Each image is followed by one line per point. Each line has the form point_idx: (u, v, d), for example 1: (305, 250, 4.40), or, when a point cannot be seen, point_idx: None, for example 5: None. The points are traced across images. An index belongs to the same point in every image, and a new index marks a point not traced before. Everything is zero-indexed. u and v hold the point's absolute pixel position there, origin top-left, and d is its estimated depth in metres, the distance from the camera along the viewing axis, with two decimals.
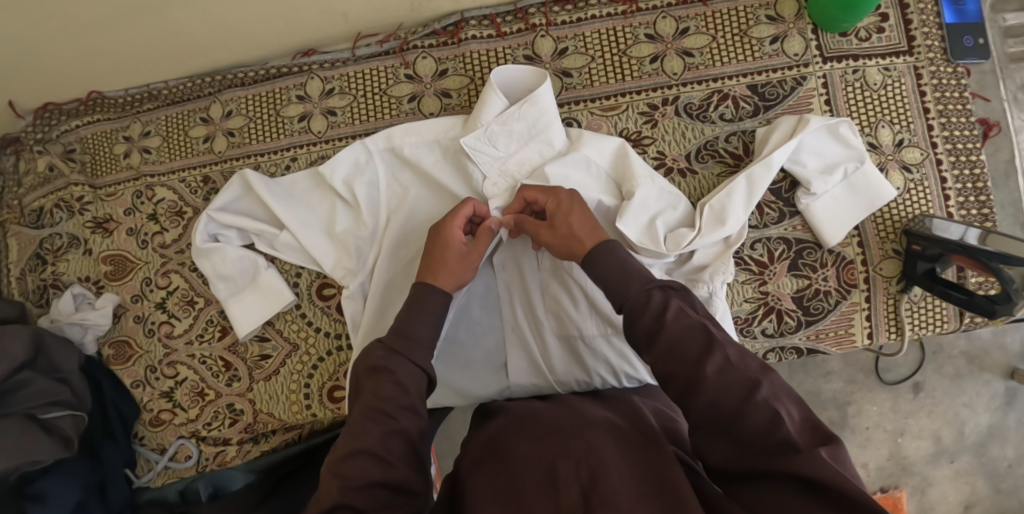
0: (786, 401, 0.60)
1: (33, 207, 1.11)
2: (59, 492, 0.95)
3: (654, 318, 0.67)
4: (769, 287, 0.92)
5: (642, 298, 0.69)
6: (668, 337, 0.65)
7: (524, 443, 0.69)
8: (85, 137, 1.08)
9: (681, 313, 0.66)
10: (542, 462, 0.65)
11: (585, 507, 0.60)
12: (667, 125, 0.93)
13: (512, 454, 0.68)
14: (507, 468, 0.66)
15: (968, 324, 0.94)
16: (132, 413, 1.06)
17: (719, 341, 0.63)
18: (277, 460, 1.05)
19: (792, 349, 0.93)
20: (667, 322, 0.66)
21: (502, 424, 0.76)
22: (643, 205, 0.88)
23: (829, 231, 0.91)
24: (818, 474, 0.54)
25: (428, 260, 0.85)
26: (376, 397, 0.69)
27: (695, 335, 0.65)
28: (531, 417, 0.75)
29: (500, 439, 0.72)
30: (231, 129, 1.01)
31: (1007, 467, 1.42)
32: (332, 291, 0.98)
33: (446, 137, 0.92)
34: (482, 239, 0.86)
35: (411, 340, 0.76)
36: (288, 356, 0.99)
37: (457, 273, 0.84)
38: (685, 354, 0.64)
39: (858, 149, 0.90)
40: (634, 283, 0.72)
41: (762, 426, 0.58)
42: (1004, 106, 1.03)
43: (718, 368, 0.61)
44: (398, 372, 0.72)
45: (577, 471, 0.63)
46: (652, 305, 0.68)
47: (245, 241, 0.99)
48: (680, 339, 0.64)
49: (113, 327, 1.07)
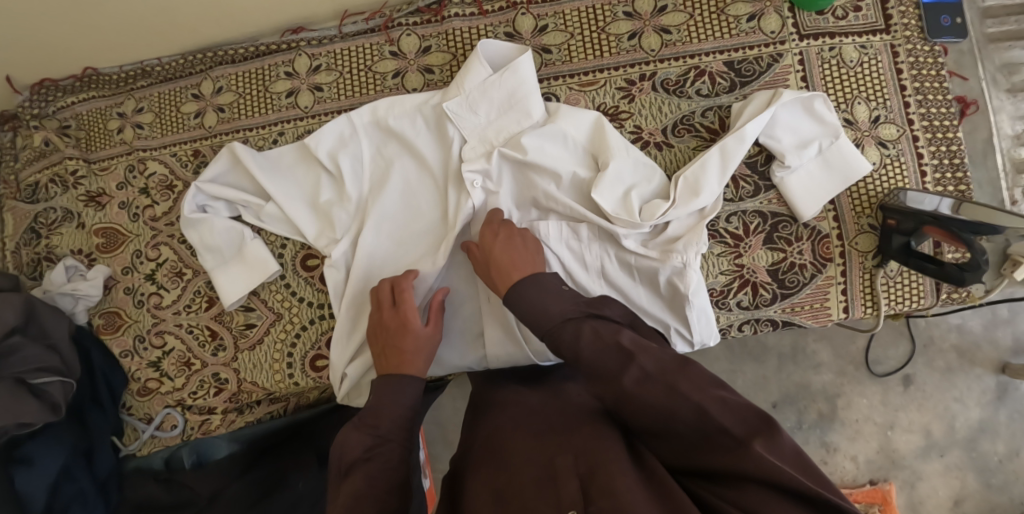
0: (719, 389, 0.62)
1: (30, 182, 1.14)
2: (46, 456, 0.96)
3: (571, 348, 0.69)
4: (744, 260, 0.93)
5: (558, 329, 0.71)
6: (587, 362, 0.67)
7: (519, 437, 0.72)
8: (80, 114, 1.11)
9: (595, 338, 0.68)
10: (538, 459, 0.68)
11: (585, 498, 0.60)
12: (645, 100, 0.95)
13: (504, 450, 0.72)
14: (498, 464, 0.70)
15: (945, 300, 0.95)
16: (121, 383, 1.08)
17: (631, 357, 0.65)
18: (264, 430, 1.08)
19: (767, 321, 0.94)
20: (582, 351, 0.68)
21: (499, 418, 0.79)
22: (618, 176, 0.89)
23: (805, 205, 0.92)
24: (767, 470, 0.56)
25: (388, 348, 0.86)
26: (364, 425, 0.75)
27: (612, 356, 0.66)
28: (522, 410, 0.79)
29: (496, 434, 0.75)
30: (221, 105, 1.04)
31: (999, 463, 1.45)
32: (316, 262, 1.00)
33: (427, 107, 0.94)
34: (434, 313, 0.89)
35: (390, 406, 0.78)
36: (272, 325, 1.01)
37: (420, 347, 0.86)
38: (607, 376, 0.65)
39: (832, 124, 0.92)
40: (550, 313, 0.74)
41: (694, 420, 0.59)
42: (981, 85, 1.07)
43: (639, 380, 0.63)
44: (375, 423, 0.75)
45: (574, 465, 0.65)
46: (566, 337, 0.70)
47: (233, 213, 1.01)
48: (598, 361, 0.67)
49: (104, 298, 1.09)
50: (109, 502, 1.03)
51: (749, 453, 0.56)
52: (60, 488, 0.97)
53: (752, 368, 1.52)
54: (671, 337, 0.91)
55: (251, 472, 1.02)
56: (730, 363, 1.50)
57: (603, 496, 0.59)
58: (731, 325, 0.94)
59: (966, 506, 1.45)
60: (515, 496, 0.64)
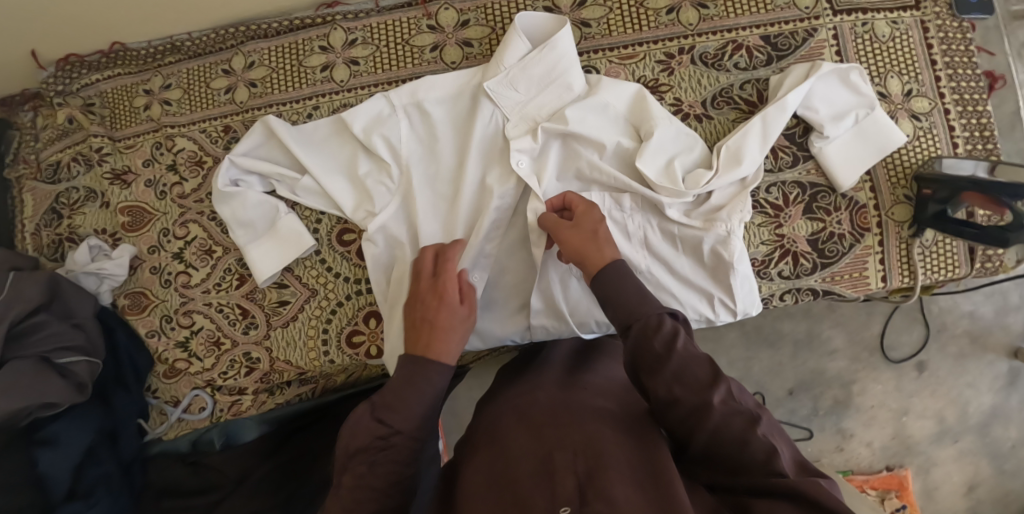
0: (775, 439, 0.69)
1: (51, 162, 1.12)
2: (71, 436, 0.95)
3: (664, 343, 0.72)
4: (784, 230, 0.94)
5: (656, 321, 0.74)
6: (677, 362, 0.70)
7: (517, 428, 0.72)
8: (104, 92, 1.09)
9: (686, 344, 0.73)
10: (538, 450, 0.67)
11: (582, 497, 0.62)
12: (684, 73, 0.96)
13: (508, 439, 0.71)
14: (497, 451, 0.70)
15: (979, 269, 0.96)
16: (146, 365, 1.05)
17: (723, 377, 0.69)
18: (291, 413, 1.05)
19: (808, 291, 0.95)
20: (676, 349, 0.72)
21: (495, 412, 0.79)
22: (660, 146, 0.90)
23: (843, 175, 0.93)
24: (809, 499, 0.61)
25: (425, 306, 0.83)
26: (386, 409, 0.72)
27: (699, 366, 0.71)
28: (528, 397, 0.78)
29: (500, 421, 0.75)
30: (253, 80, 1.02)
31: (1011, 448, 1.47)
32: (352, 236, 0.98)
33: (468, 85, 0.93)
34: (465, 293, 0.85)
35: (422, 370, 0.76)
36: (306, 302, 1.00)
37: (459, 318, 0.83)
38: (692, 382, 0.69)
39: (867, 96, 0.93)
40: (652, 304, 0.77)
41: (759, 458, 0.64)
42: (1009, 60, 1.11)
43: (722, 398, 0.68)
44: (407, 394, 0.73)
45: (573, 463, 0.65)
46: (660, 330, 0.74)
47: (266, 187, 1.00)
48: (685, 368, 0.70)
49: (129, 279, 1.07)
50: (134, 485, 1.01)
51: (809, 490, 0.61)
52: (84, 471, 0.95)
53: (768, 354, 1.51)
54: (714, 306, 0.91)
55: (277, 454, 1.03)
56: (748, 349, 1.50)
57: (600, 499, 0.61)
58: (773, 295, 0.94)
59: (979, 492, 1.47)
60: (513, 488, 0.65)
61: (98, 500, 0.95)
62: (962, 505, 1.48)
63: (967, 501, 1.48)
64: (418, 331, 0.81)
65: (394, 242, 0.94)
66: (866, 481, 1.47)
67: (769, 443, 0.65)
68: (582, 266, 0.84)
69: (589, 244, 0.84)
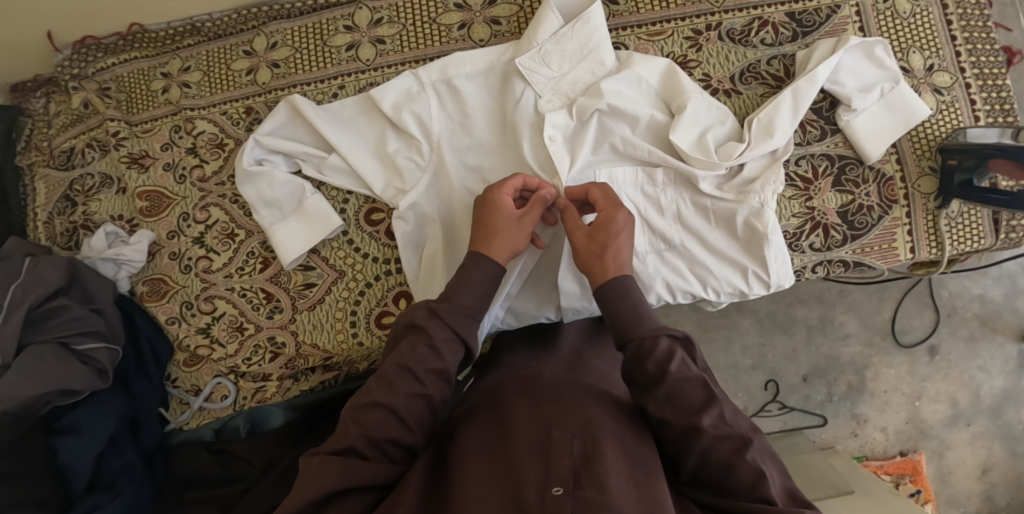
0: (770, 464, 0.68)
1: (64, 148, 1.09)
2: (93, 425, 0.92)
3: (658, 365, 0.73)
4: (814, 203, 0.96)
5: (650, 342, 0.75)
6: (669, 386, 0.71)
7: (522, 403, 0.72)
8: (120, 76, 1.07)
9: (683, 366, 0.73)
10: (536, 428, 0.67)
11: (575, 479, 0.60)
12: (712, 49, 0.97)
13: (508, 415, 0.70)
14: (498, 422, 0.70)
15: (1004, 240, 0.97)
16: (167, 352, 1.03)
17: (718, 399, 0.70)
18: (315, 400, 1.03)
19: (840, 262, 0.97)
20: (669, 372, 0.72)
21: (502, 381, 0.79)
22: (693, 119, 0.90)
23: (870, 146, 0.94)
24: None
25: (483, 228, 0.85)
26: (407, 358, 0.75)
27: (695, 388, 0.71)
28: (532, 377, 0.78)
29: (501, 394, 0.75)
30: (276, 60, 1.02)
31: None
32: (381, 216, 0.98)
33: (499, 61, 0.94)
34: (533, 208, 0.86)
35: (454, 305, 0.80)
36: (333, 284, 0.98)
37: (511, 241, 0.85)
38: (683, 403, 0.70)
39: (891, 70, 0.94)
40: (644, 324, 0.77)
41: (746, 484, 0.65)
42: None
43: (713, 422, 0.68)
44: (433, 335, 0.77)
45: (571, 444, 0.64)
46: (656, 351, 0.74)
47: (292, 167, 0.99)
48: (681, 390, 0.71)
49: (148, 265, 1.04)
50: (156, 476, 0.99)
51: None
52: (105, 460, 0.94)
53: (783, 340, 1.50)
54: (748, 279, 0.91)
55: (302, 441, 0.99)
56: (763, 335, 1.51)
57: (593, 485, 0.60)
58: (805, 267, 0.96)
59: (993, 474, 1.47)
60: (507, 463, 0.63)
61: (121, 489, 0.93)
62: (976, 488, 1.47)
63: (982, 484, 1.47)
64: (479, 232, 0.86)
65: (424, 218, 0.95)
66: (881, 467, 1.46)
67: (757, 469, 0.65)
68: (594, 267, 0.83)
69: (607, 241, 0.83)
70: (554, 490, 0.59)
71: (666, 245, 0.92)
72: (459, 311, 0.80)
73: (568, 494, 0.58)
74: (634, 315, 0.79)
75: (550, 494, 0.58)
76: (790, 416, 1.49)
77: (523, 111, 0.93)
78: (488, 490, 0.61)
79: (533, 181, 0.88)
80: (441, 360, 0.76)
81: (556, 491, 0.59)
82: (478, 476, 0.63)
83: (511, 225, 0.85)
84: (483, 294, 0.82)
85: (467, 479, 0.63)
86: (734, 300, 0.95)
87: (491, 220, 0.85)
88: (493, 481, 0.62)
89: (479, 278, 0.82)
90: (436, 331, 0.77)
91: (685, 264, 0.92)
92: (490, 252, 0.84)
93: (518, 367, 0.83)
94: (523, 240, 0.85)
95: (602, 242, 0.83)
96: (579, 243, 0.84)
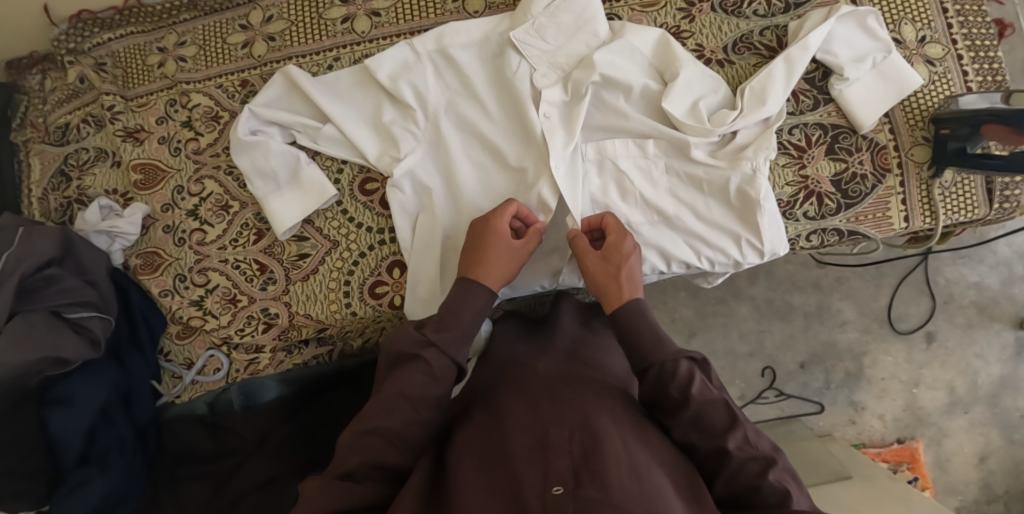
0: (794, 484, 0.69)
1: (59, 124, 1.10)
2: (84, 395, 0.92)
3: (681, 389, 0.72)
4: (808, 171, 0.96)
5: (671, 366, 0.74)
6: (693, 409, 0.71)
7: (522, 402, 0.72)
8: (116, 51, 1.07)
9: (704, 387, 0.73)
10: (535, 428, 0.66)
11: (576, 477, 0.61)
12: (704, 20, 0.97)
13: (508, 418, 0.70)
14: (497, 422, 0.70)
15: (997, 209, 0.98)
16: (160, 325, 1.02)
17: (741, 421, 0.71)
18: (309, 375, 1.03)
19: (834, 231, 0.97)
20: (691, 396, 0.71)
21: (516, 373, 0.79)
22: (687, 86, 0.91)
23: (864, 114, 0.95)
24: None
25: (478, 255, 0.85)
26: (407, 387, 0.73)
27: (718, 410, 0.71)
28: (530, 375, 0.77)
29: (500, 397, 0.75)
30: (272, 34, 1.02)
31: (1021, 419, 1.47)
32: (375, 186, 0.98)
33: (494, 33, 0.95)
34: (531, 238, 0.88)
35: (455, 332, 0.78)
36: (327, 254, 0.98)
37: (503, 272, 0.85)
38: (710, 425, 0.71)
39: (884, 40, 0.95)
40: (662, 348, 0.76)
41: (772, 502, 0.66)
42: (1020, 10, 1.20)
43: (738, 444, 0.69)
44: (430, 363, 0.74)
45: (569, 442, 0.64)
46: (678, 376, 0.73)
47: (287, 138, 0.99)
48: (704, 412, 0.71)
49: (141, 239, 1.04)
50: (148, 453, 0.98)
51: None
52: (97, 431, 0.93)
53: (779, 327, 1.50)
54: (742, 248, 0.92)
55: (297, 416, 1.01)
56: (759, 321, 1.50)
57: (593, 483, 0.60)
58: (800, 235, 0.97)
59: (991, 462, 1.46)
60: (506, 467, 0.63)
61: (112, 463, 0.93)
62: (974, 476, 1.47)
63: (980, 471, 1.47)
64: (475, 256, 0.85)
65: (421, 188, 0.96)
66: (878, 454, 1.45)
67: (783, 487, 0.66)
68: (603, 297, 0.85)
69: (611, 281, 0.84)
70: (554, 490, 0.59)
71: (661, 217, 0.92)
72: (458, 335, 0.78)
73: (568, 494, 0.59)
74: (653, 341, 0.78)
75: (550, 494, 0.59)
76: (787, 403, 1.48)
77: (519, 84, 0.93)
78: (490, 497, 0.61)
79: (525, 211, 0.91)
80: (437, 386, 0.74)
81: (557, 490, 0.59)
82: (480, 481, 0.63)
83: (509, 253, 0.86)
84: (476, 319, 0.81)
85: (469, 486, 0.63)
86: (729, 269, 0.96)
87: (488, 246, 0.85)
88: (495, 486, 0.62)
89: (473, 303, 0.81)
90: (432, 359, 0.74)
91: (677, 233, 0.93)
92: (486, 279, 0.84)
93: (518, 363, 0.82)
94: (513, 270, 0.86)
95: (617, 266, 0.85)
96: (593, 266, 0.86)
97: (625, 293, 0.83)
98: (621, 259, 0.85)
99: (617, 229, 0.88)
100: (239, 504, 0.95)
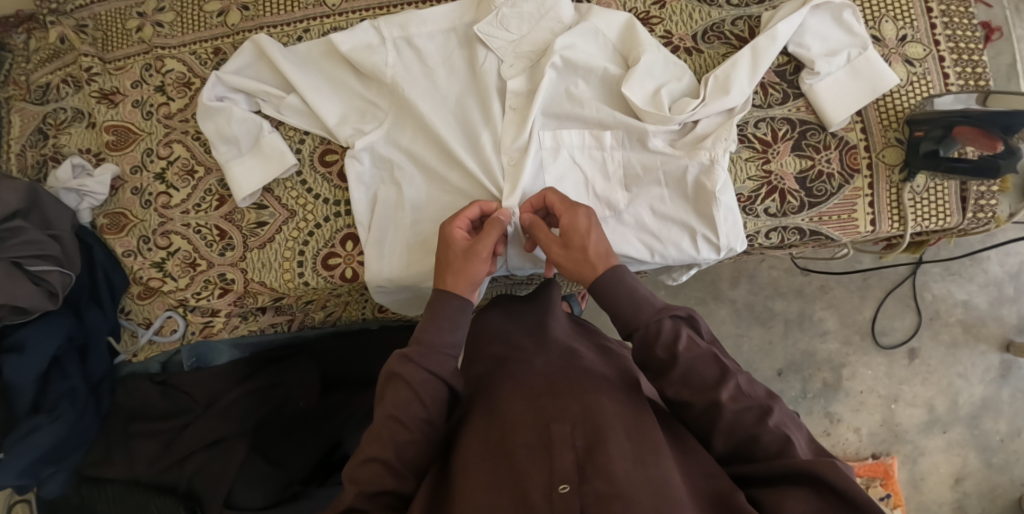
0: (793, 427, 0.66)
1: (40, 83, 1.12)
2: (39, 343, 0.93)
3: (667, 348, 0.70)
4: (771, 166, 0.95)
5: (655, 327, 0.71)
6: (682, 366, 0.69)
7: (516, 394, 0.71)
8: (98, 14, 1.09)
9: (692, 342, 0.71)
10: (535, 423, 0.66)
11: (580, 473, 0.60)
12: (675, 6, 0.98)
13: (504, 416, 0.69)
14: (492, 418, 0.69)
15: (971, 219, 0.96)
16: (121, 284, 1.04)
17: (731, 371, 0.68)
18: (265, 341, 1.06)
19: (795, 230, 0.95)
20: (679, 353, 0.69)
21: (507, 366, 0.77)
22: (649, 72, 0.90)
23: (833, 111, 0.94)
24: (837, 482, 0.58)
25: (438, 266, 0.82)
26: (393, 407, 0.71)
27: (707, 363, 0.69)
28: (523, 367, 0.76)
29: (495, 390, 0.73)
30: (245, 3, 1.03)
31: (1000, 442, 1.40)
32: (334, 157, 0.99)
33: (460, 23, 0.96)
34: (491, 231, 0.81)
35: (431, 347, 0.75)
36: (284, 223, 0.99)
37: (468, 272, 0.79)
38: (700, 378, 0.68)
39: (860, 36, 0.94)
40: (644, 310, 0.73)
41: (772, 451, 0.64)
42: (1005, 14, 1.25)
43: (732, 394, 0.67)
44: (413, 380, 0.72)
45: (572, 437, 0.64)
46: (663, 335, 0.71)
47: (252, 107, 1.01)
48: (694, 367, 0.69)
49: (110, 199, 1.05)
50: (101, 407, 0.99)
51: (823, 470, 0.59)
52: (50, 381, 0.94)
53: (759, 333, 1.45)
54: (697, 242, 0.91)
55: (252, 378, 1.01)
56: (738, 325, 1.45)
57: (598, 477, 0.59)
58: (758, 232, 0.95)
59: (967, 485, 1.39)
60: (510, 467, 0.62)
61: (63, 413, 0.94)
62: (949, 497, 1.39)
63: (954, 493, 1.39)
64: (441, 267, 0.81)
65: (379, 160, 0.96)
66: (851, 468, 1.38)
67: (783, 434, 0.64)
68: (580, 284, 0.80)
69: (582, 266, 0.78)
70: (559, 488, 0.59)
71: (612, 210, 0.92)
72: (438, 352, 0.75)
73: (574, 490, 0.59)
74: (632, 301, 0.74)
75: (556, 493, 0.58)
76: None
77: (486, 77, 0.94)
78: (495, 498, 0.60)
79: (489, 207, 0.86)
80: (424, 408, 0.72)
81: (563, 489, 0.59)
82: (487, 481, 0.62)
83: (465, 255, 0.80)
84: (455, 329, 0.77)
85: (475, 483, 0.62)
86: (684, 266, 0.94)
87: (446, 255, 0.81)
88: (500, 488, 0.61)
89: (445, 312, 0.77)
90: (412, 374, 0.72)
91: (630, 226, 0.92)
92: (450, 287, 0.79)
93: (507, 357, 0.79)
94: (483, 269, 0.80)
95: (580, 245, 0.78)
96: (559, 257, 0.80)
97: (598, 266, 0.77)
98: (583, 240, 0.78)
99: (568, 209, 0.80)
100: (185, 462, 0.94)
